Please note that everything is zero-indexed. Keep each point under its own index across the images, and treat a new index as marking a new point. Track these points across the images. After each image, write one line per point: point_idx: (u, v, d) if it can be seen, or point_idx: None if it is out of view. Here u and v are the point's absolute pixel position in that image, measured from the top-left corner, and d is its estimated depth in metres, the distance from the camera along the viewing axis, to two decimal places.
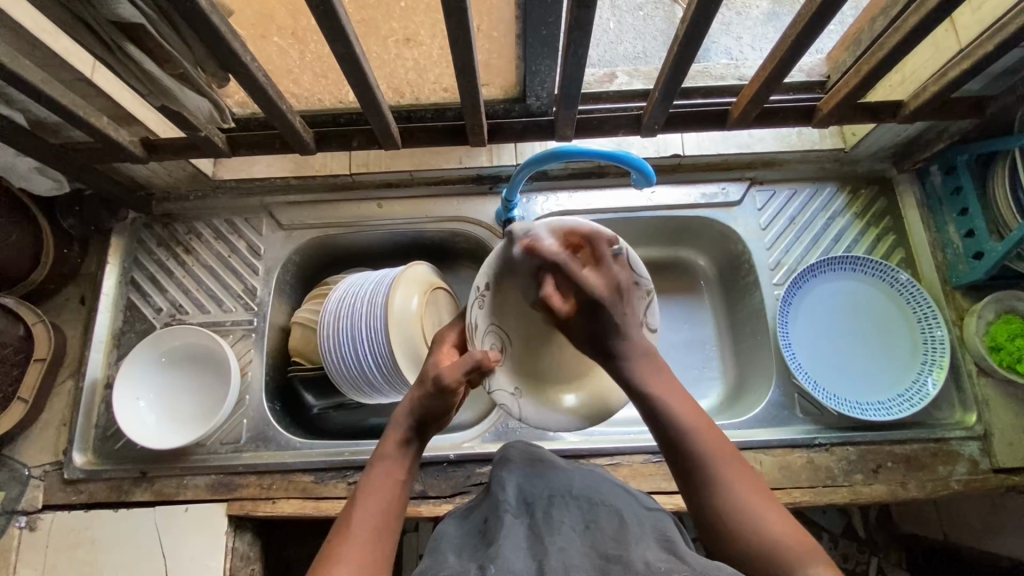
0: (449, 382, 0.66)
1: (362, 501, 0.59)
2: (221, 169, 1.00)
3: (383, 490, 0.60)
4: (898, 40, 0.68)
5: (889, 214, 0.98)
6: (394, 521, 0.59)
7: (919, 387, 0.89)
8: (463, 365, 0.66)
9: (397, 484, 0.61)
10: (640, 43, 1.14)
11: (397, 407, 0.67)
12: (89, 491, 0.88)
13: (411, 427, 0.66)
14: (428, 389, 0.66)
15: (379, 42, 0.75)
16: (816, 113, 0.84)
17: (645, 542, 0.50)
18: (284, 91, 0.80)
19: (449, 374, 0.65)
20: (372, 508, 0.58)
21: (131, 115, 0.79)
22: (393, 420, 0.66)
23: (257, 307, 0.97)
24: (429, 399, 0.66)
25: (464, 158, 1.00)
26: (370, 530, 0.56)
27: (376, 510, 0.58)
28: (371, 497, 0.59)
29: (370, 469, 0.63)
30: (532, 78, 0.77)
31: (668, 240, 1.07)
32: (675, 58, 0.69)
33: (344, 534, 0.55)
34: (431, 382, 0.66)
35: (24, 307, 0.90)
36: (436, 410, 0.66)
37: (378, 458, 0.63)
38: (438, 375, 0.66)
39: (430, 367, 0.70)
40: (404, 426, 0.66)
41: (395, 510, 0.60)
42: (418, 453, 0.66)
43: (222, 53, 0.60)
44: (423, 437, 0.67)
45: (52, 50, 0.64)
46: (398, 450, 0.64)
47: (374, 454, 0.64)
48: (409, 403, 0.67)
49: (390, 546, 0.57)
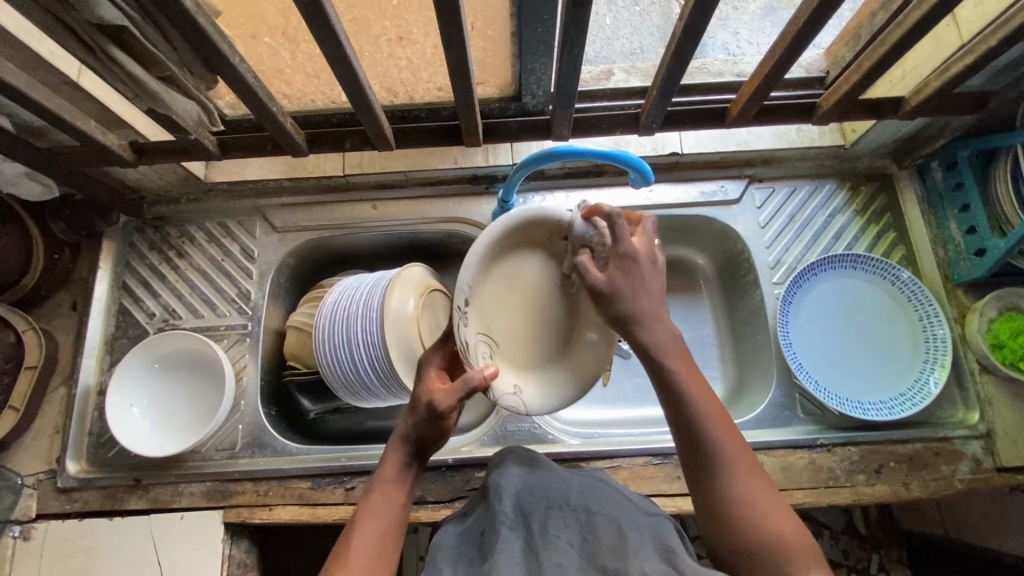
0: (445, 408, 0.62)
1: (360, 528, 0.58)
2: (213, 172, 0.98)
3: (382, 515, 0.59)
4: (900, 35, 0.67)
5: (890, 211, 0.97)
6: (393, 549, 0.58)
7: (920, 386, 0.88)
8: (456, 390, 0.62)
9: (397, 507, 0.60)
10: (636, 39, 1.13)
11: (397, 428, 0.65)
12: (84, 500, 0.87)
13: (412, 449, 0.64)
14: (422, 415, 0.63)
15: (372, 41, 0.74)
16: (816, 110, 0.83)
17: (644, 555, 0.50)
18: (275, 93, 0.79)
19: (447, 403, 0.62)
20: (372, 534, 0.57)
21: (120, 118, 0.77)
22: (394, 442, 0.65)
23: (251, 312, 0.96)
24: (425, 423, 0.63)
25: (459, 158, 0.98)
26: (369, 555, 0.56)
27: (374, 535, 0.57)
28: (370, 524, 0.58)
29: (369, 492, 0.61)
30: (527, 77, 0.76)
31: (666, 239, 1.06)
32: (673, 56, 0.68)
33: (342, 564, 0.54)
34: (425, 408, 0.63)
35: (14, 314, 0.88)
36: (430, 433, 0.63)
37: (379, 482, 0.62)
38: (430, 400, 0.62)
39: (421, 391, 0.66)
40: (401, 449, 0.64)
41: (394, 538, 0.59)
42: (418, 475, 0.65)
43: (211, 55, 0.58)
44: (422, 459, 0.65)
45: (35, 53, 0.63)
46: (399, 472, 0.63)
47: (373, 476, 0.63)
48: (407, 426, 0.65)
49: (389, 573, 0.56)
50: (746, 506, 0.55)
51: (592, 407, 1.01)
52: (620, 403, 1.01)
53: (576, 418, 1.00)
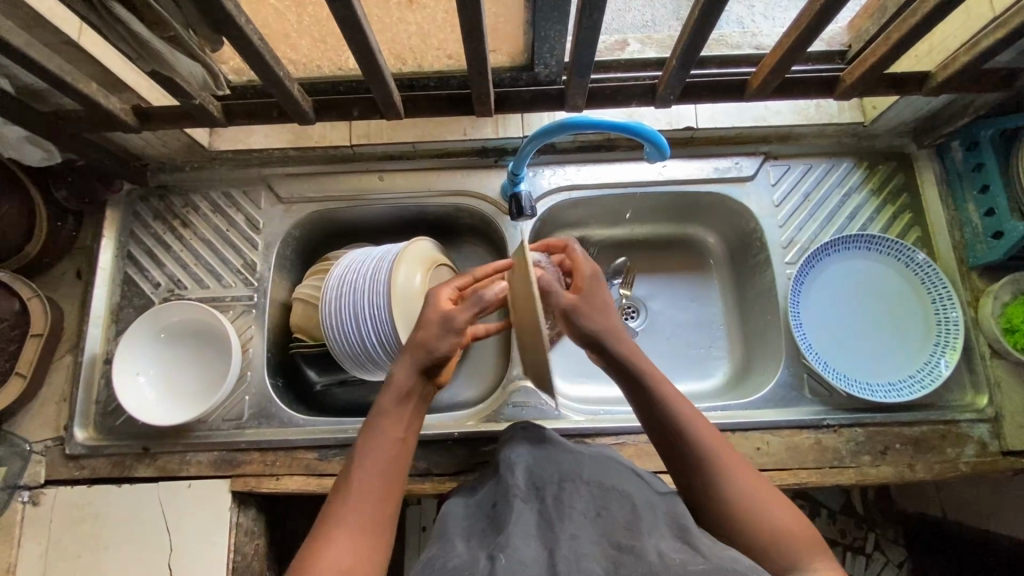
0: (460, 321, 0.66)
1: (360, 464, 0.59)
2: (217, 140, 0.96)
3: (382, 450, 0.60)
4: (932, 6, 0.64)
5: (907, 191, 0.95)
6: (395, 482, 0.59)
7: (930, 368, 0.88)
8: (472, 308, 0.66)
9: (397, 442, 0.61)
10: (649, 10, 1.09)
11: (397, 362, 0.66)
12: (92, 467, 0.88)
13: (413, 383, 0.65)
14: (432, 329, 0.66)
15: (380, 5, 0.71)
16: (838, 84, 0.80)
17: (658, 532, 0.50)
18: (281, 57, 0.76)
19: (464, 314, 0.66)
20: (369, 481, 0.58)
21: (122, 81, 0.75)
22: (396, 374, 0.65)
23: (256, 283, 0.95)
24: (437, 334, 0.65)
25: (469, 129, 0.96)
26: (369, 489, 0.58)
27: (373, 473, 0.59)
28: (369, 460, 0.59)
29: (370, 424, 0.63)
30: (540, 45, 0.74)
31: (677, 217, 1.05)
32: (694, 25, 0.65)
33: (344, 501, 0.57)
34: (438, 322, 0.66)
35: (18, 280, 0.88)
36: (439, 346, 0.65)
37: (381, 414, 0.63)
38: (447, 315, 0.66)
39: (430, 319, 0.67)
40: (401, 391, 0.64)
41: (396, 472, 0.60)
42: (420, 408, 0.65)
43: (216, 15, 0.56)
44: (420, 399, 0.65)
45: (35, 11, 0.60)
46: (400, 405, 0.63)
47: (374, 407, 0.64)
48: (412, 369, 0.65)
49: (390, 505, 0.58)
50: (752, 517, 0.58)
51: (596, 383, 1.01)
52: None
53: (581, 396, 1.00)
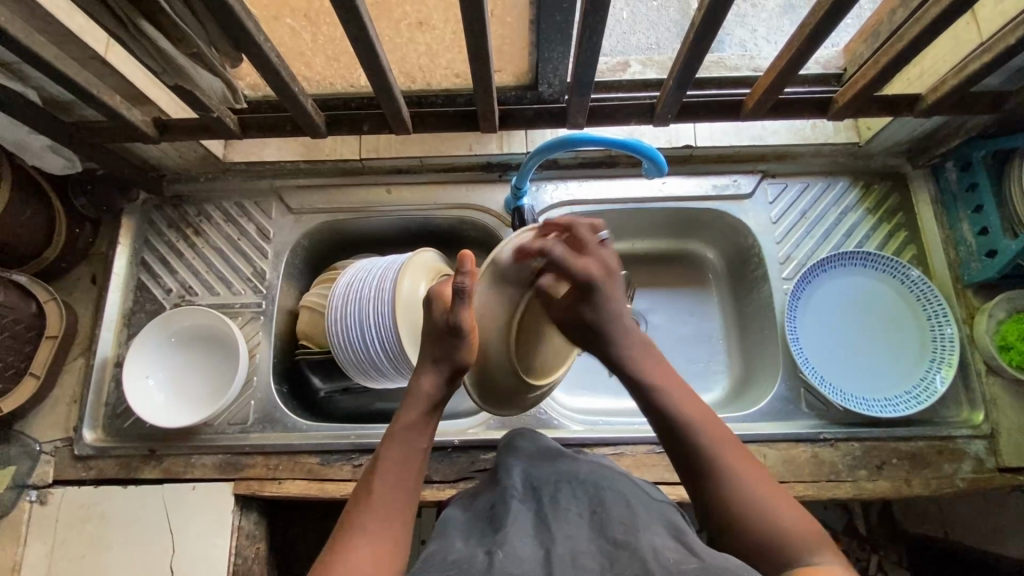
0: (464, 323, 0.64)
1: (381, 480, 0.60)
2: (232, 152, 1.00)
3: (402, 468, 0.61)
4: (919, 30, 0.67)
5: (902, 210, 0.97)
6: (410, 500, 0.60)
7: (926, 384, 0.88)
8: (467, 306, 0.65)
9: (416, 459, 0.63)
10: (653, 34, 1.12)
11: (421, 379, 0.67)
12: (99, 467, 0.89)
13: (433, 395, 0.66)
14: (441, 329, 0.66)
15: (392, 26, 0.74)
16: (832, 105, 0.83)
17: (653, 531, 0.51)
18: (296, 74, 0.80)
19: (463, 318, 0.64)
20: (388, 494, 0.59)
21: (143, 94, 0.79)
22: (412, 394, 0.66)
23: (265, 291, 0.98)
24: (445, 343, 0.66)
25: (474, 145, 0.99)
26: (388, 504, 0.59)
27: (391, 490, 0.60)
28: (389, 476, 0.61)
29: (388, 438, 0.64)
30: (544, 65, 0.77)
31: (678, 232, 1.07)
32: (691, 47, 0.68)
33: (364, 510, 0.58)
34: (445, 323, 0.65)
35: (36, 284, 0.90)
36: (455, 353, 0.66)
37: (400, 428, 0.64)
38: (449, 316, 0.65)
39: (441, 319, 0.66)
40: (424, 400, 0.66)
41: (411, 491, 0.61)
42: (434, 426, 0.66)
43: (237, 33, 0.60)
44: (440, 407, 0.67)
45: (67, 28, 0.64)
46: (420, 420, 0.65)
47: (394, 420, 0.65)
48: (434, 375, 0.67)
49: (408, 522, 0.59)
50: (746, 499, 0.56)
51: (595, 395, 1.03)
52: (620, 393, 1.03)
53: (580, 407, 1.01)
